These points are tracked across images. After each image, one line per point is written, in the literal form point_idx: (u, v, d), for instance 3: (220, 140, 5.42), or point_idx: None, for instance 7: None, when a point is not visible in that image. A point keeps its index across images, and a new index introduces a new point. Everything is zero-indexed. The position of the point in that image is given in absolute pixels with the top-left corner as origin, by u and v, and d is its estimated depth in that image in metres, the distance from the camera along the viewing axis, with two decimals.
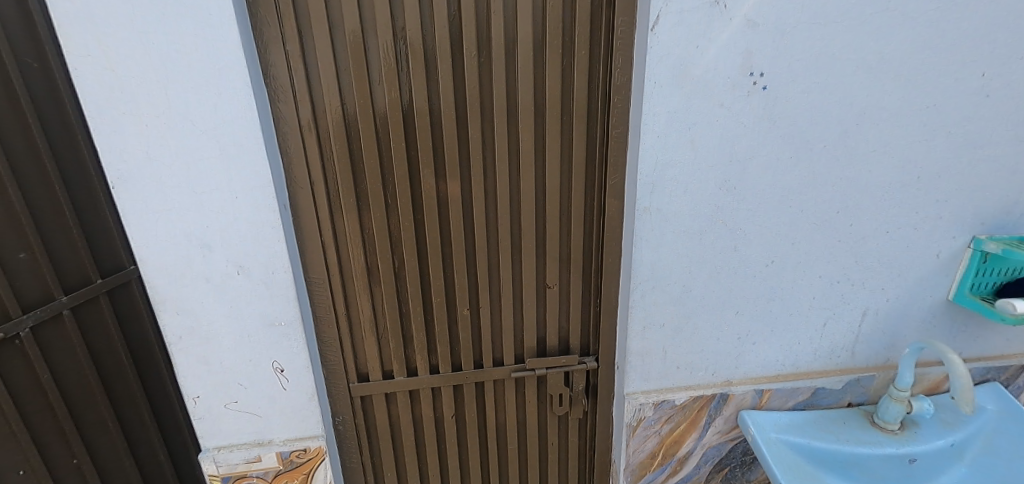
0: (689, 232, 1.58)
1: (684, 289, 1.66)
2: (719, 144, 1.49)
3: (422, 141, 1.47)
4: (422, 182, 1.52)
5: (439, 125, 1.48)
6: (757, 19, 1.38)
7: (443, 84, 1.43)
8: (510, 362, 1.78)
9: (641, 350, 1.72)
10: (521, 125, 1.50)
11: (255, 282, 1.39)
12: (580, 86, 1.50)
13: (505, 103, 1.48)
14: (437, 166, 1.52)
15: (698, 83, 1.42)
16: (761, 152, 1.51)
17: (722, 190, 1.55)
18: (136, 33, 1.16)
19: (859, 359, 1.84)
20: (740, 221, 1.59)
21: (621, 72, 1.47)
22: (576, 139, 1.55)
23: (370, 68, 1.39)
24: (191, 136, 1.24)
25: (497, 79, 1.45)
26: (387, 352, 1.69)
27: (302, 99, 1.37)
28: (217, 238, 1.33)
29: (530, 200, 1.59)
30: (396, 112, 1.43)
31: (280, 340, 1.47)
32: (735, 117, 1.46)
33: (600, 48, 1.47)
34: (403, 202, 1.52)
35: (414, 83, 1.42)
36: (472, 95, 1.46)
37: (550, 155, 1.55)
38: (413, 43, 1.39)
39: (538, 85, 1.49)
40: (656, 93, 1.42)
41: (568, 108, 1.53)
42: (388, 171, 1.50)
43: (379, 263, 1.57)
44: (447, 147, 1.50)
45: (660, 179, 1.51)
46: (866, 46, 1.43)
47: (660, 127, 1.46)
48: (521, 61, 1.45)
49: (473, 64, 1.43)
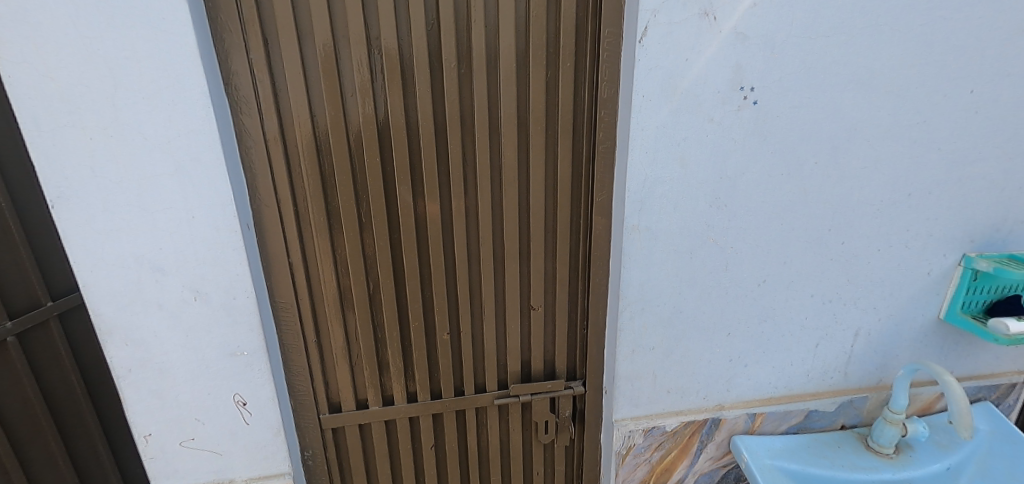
0: (679, 252, 1.52)
1: (674, 310, 1.59)
2: (709, 161, 1.44)
3: (399, 158, 1.39)
4: (398, 199, 1.43)
5: (418, 140, 1.40)
6: (747, 32, 1.33)
7: (421, 97, 1.35)
8: (493, 388, 1.68)
9: (630, 374, 1.65)
10: (505, 141, 1.43)
11: (214, 309, 1.28)
12: (565, 101, 1.43)
13: (487, 117, 1.41)
14: (414, 183, 1.43)
15: (687, 97, 1.36)
16: (752, 169, 1.46)
17: (713, 208, 1.49)
18: (80, 36, 1.05)
19: (851, 380, 1.79)
20: (731, 239, 1.53)
21: (609, 85, 1.41)
22: (562, 155, 1.48)
23: (342, 78, 1.31)
24: (141, 150, 1.13)
25: (479, 92, 1.38)
26: (361, 379, 1.58)
27: (268, 112, 1.27)
28: (172, 261, 1.22)
29: (515, 220, 1.51)
30: (370, 126, 1.35)
31: (242, 371, 1.35)
32: (725, 133, 1.41)
33: (586, 60, 1.41)
34: (378, 222, 1.43)
35: (389, 96, 1.33)
36: (453, 109, 1.38)
37: (534, 173, 1.48)
38: (388, 52, 1.30)
39: (521, 100, 1.42)
40: (645, 108, 1.36)
41: (553, 122, 1.46)
42: (362, 189, 1.41)
43: (352, 285, 1.47)
44: (426, 164, 1.41)
45: (649, 196, 1.45)
46: (857, 60, 1.39)
47: (648, 143, 1.39)
48: (504, 73, 1.38)
49: (453, 76, 1.36)
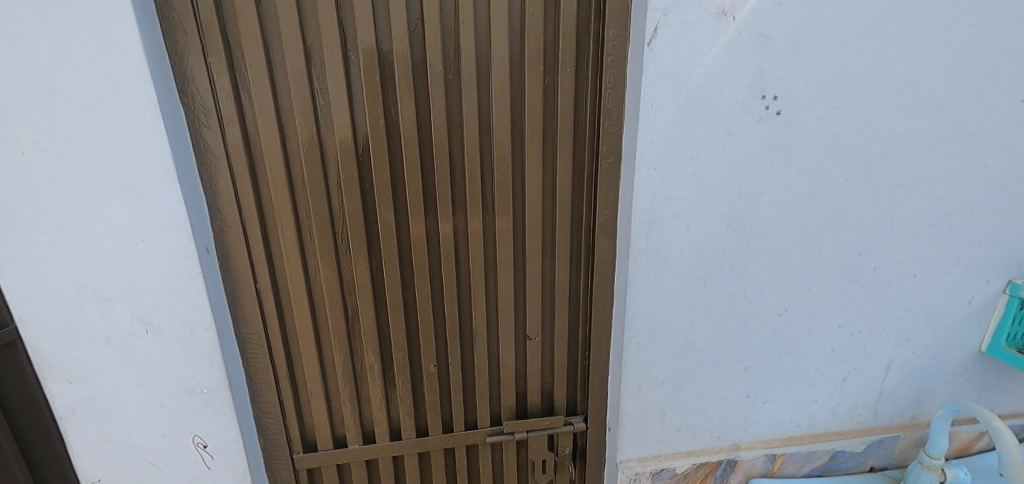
0: (691, 278, 1.37)
1: (685, 342, 1.44)
2: (727, 177, 1.28)
3: (378, 174, 1.25)
4: (379, 219, 1.29)
5: (400, 154, 1.26)
6: (770, 33, 1.18)
7: (403, 106, 1.22)
8: (486, 425, 1.53)
9: (637, 411, 1.49)
10: (497, 156, 1.29)
11: (168, 342, 1.15)
12: (565, 111, 1.29)
13: (477, 129, 1.27)
14: (396, 202, 1.29)
15: (702, 107, 1.22)
16: (774, 187, 1.31)
17: (730, 230, 1.33)
18: (9, 36, 0.92)
19: (882, 417, 1.62)
20: (750, 264, 1.38)
21: (613, 92, 1.27)
22: (561, 171, 1.33)
23: (315, 85, 1.17)
24: (81, 166, 1.00)
25: (469, 102, 1.24)
26: (340, 414, 1.44)
27: (230, 121, 1.13)
28: (119, 290, 1.09)
29: (508, 242, 1.37)
30: (346, 138, 1.21)
31: (202, 410, 1.22)
32: (745, 146, 1.26)
33: (589, 65, 1.27)
34: (356, 244, 1.29)
35: (367, 104, 1.20)
36: (439, 120, 1.24)
37: (530, 190, 1.34)
38: (367, 56, 1.17)
39: (516, 110, 1.29)
40: (656, 119, 1.21)
41: (551, 134, 1.32)
42: (337, 207, 1.26)
43: (328, 313, 1.33)
44: (409, 181, 1.27)
45: (658, 217, 1.30)
46: (894, 66, 1.24)
47: (658, 158, 1.25)
48: (496, 80, 1.24)
49: (439, 82, 1.22)
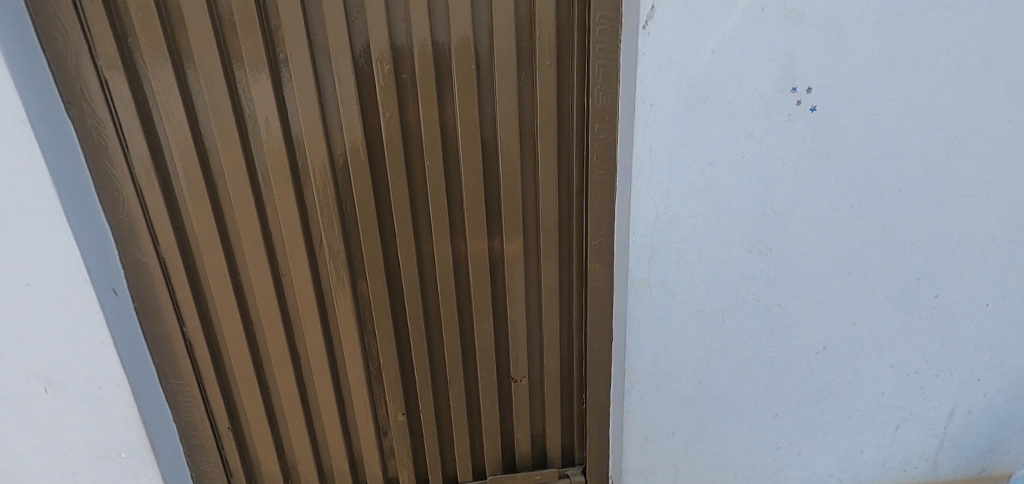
0: (707, 312, 1.12)
1: (701, 388, 1.20)
2: (749, 190, 1.03)
3: (322, 196, 1.05)
4: (325, 247, 1.09)
5: (347, 172, 1.06)
6: (804, 8, 0.92)
7: (346, 115, 1.01)
8: (466, 477, 1.34)
9: (643, 466, 1.27)
10: (464, 170, 1.09)
11: (74, 401, 0.97)
12: (546, 114, 1.07)
13: (438, 139, 1.06)
14: (347, 227, 1.10)
15: (716, 104, 0.97)
16: (808, 200, 1.05)
17: (754, 254, 1.08)
18: None
19: (942, 469, 1.35)
20: (779, 295, 1.13)
21: (603, 89, 1.05)
22: (543, 187, 1.12)
23: (236, 92, 0.97)
24: None
25: (427, 107, 1.04)
26: (296, 468, 1.27)
27: (134, 138, 0.95)
28: (7, 345, 0.91)
29: (484, 271, 1.17)
30: (278, 155, 1.01)
31: (123, 476, 1.05)
32: (772, 152, 1.01)
33: (573, 57, 1.05)
34: (300, 277, 1.10)
35: (302, 113, 1.00)
36: (392, 130, 1.04)
37: (507, 211, 1.13)
38: (297, 54, 0.96)
39: (485, 115, 1.07)
40: (657, 120, 0.97)
41: (530, 142, 1.10)
42: (275, 236, 1.07)
43: (273, 356, 1.15)
44: (360, 204, 1.07)
45: (663, 240, 1.06)
46: (971, 45, 0.96)
47: (661, 169, 1.00)
48: (458, 79, 1.03)
49: (389, 84, 1.01)
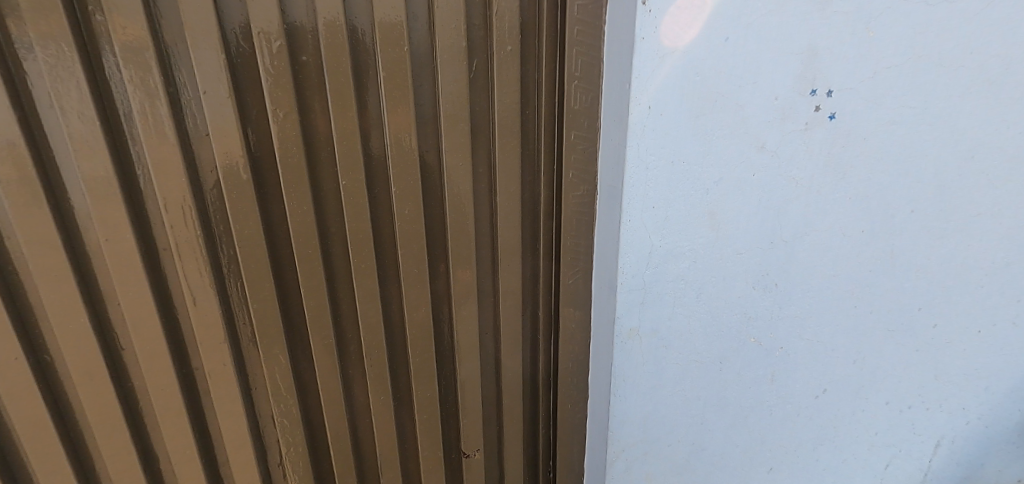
0: (705, 363, 0.95)
1: (693, 449, 1.03)
2: (758, 216, 0.84)
3: (180, 236, 0.72)
4: (188, 307, 0.75)
5: (221, 199, 0.73)
6: None
7: (215, 115, 0.69)
8: None
9: None
10: (396, 193, 0.80)
11: None
12: (507, 118, 0.83)
13: (358, 150, 0.76)
14: (223, 277, 0.76)
15: (726, 110, 0.78)
16: (818, 226, 0.84)
17: (758, 291, 0.89)
18: None
19: None
20: (783, 336, 0.93)
21: (582, 86, 0.84)
22: (504, 212, 0.88)
23: (20, 81, 0.61)
24: None
25: (340, 107, 0.74)
26: None
27: None
28: None
29: (426, 323, 0.89)
30: (102, 177, 0.66)
31: None
32: (786, 168, 0.81)
33: (542, 45, 0.82)
34: (150, 352, 0.75)
35: (140, 113, 0.66)
36: (289, 138, 0.73)
37: (455, 245, 0.86)
38: (127, 24, 0.63)
39: (424, 118, 0.79)
40: (655, 128, 0.80)
41: (487, 155, 0.85)
42: (104, 296, 0.72)
43: (111, 464, 0.79)
44: (241, 244, 0.74)
45: (657, 280, 0.89)
46: None
47: (658, 192, 0.83)
48: (384, 67, 0.74)
49: (280, 72, 0.70)
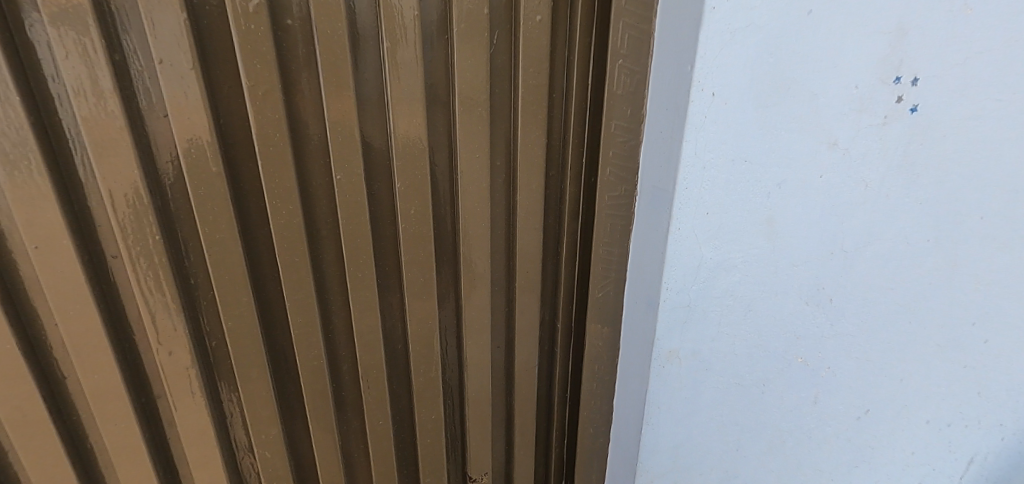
0: (744, 385, 0.85)
1: (725, 475, 0.94)
2: (818, 223, 0.72)
3: (130, 241, 0.58)
4: (144, 326, 0.62)
5: (184, 196, 0.59)
6: None
7: (170, 93, 0.54)
8: None
9: None
10: (400, 190, 0.67)
11: None
12: (534, 103, 0.71)
13: (356, 140, 0.63)
14: (189, 289, 0.63)
15: (798, 100, 0.65)
16: (884, 235, 0.71)
17: (810, 307, 0.78)
18: None
19: None
20: (828, 357, 0.80)
21: (626, 67, 0.72)
22: (525, 213, 0.76)
23: None
24: None
25: (333, 86, 0.60)
26: None
27: None
28: None
29: (432, 339, 0.77)
30: (28, 169, 0.52)
31: None
32: (857, 169, 0.68)
33: (578, 19, 0.71)
34: (98, 380, 0.62)
35: (74, 86, 0.52)
36: (269, 123, 0.59)
37: (467, 251, 0.74)
38: None
39: (434, 100, 0.67)
40: (717, 120, 0.67)
41: (506, 146, 0.73)
42: (38, 315, 0.59)
43: None
44: (210, 251, 0.61)
45: (702, 296, 0.78)
46: None
47: (714, 198, 0.71)
48: (387, 38, 0.60)
49: (257, 39, 0.55)
